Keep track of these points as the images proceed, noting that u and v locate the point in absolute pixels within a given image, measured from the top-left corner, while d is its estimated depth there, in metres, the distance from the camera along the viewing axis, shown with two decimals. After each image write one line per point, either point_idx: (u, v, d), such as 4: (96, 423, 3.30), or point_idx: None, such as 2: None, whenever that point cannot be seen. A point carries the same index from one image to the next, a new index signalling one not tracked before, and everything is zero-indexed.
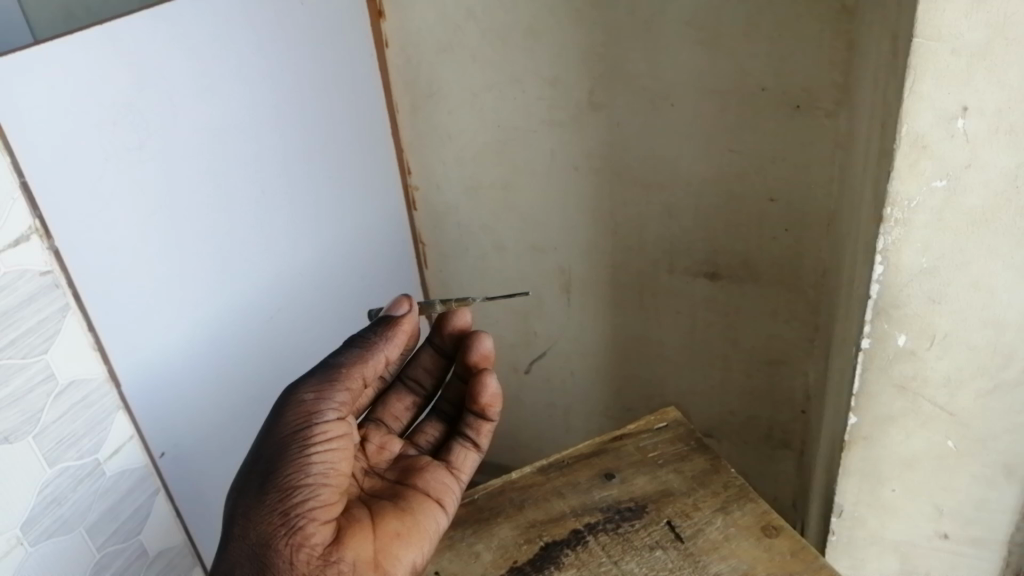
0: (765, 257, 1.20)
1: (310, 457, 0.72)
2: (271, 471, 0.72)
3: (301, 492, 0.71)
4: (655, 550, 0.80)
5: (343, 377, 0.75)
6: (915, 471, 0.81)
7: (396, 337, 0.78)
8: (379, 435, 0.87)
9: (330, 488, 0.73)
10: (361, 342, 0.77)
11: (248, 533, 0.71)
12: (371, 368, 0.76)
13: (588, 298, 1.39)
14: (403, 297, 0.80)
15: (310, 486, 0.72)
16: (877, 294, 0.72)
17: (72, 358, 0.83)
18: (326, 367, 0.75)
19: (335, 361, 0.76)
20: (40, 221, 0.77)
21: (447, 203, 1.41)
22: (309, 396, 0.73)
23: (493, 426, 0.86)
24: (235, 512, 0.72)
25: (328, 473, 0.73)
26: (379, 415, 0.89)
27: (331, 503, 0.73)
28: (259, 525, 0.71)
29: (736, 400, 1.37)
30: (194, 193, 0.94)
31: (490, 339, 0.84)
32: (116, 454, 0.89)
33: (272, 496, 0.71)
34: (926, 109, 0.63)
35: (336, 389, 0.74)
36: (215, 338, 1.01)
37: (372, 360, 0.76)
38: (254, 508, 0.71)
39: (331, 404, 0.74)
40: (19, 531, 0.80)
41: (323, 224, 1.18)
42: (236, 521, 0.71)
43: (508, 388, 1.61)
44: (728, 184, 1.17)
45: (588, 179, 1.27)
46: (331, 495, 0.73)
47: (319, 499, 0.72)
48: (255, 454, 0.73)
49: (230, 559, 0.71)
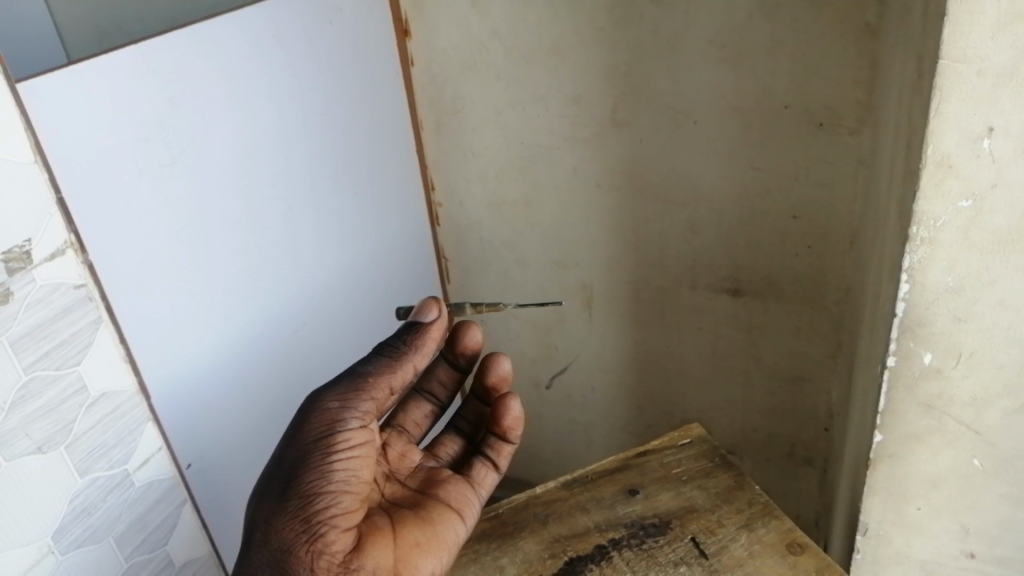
0: (788, 274, 1.21)
1: (333, 464, 0.73)
2: (293, 477, 0.72)
3: (322, 499, 0.72)
4: (679, 566, 0.80)
5: (369, 387, 0.76)
6: (940, 490, 0.81)
7: (425, 346, 0.79)
8: (400, 442, 0.87)
9: (352, 495, 0.74)
10: (389, 351, 0.78)
11: (270, 539, 0.71)
12: (399, 378, 0.77)
13: (610, 313, 1.40)
14: (432, 301, 0.80)
15: (332, 493, 0.72)
16: (903, 313, 0.72)
17: (104, 369, 0.83)
18: (352, 376, 0.76)
19: (362, 370, 0.77)
20: (75, 235, 0.78)
21: (469, 217, 1.43)
22: (334, 404, 0.74)
23: (513, 448, 0.88)
24: (257, 518, 0.72)
25: (350, 481, 0.74)
26: (399, 422, 0.89)
27: (352, 511, 0.74)
28: (281, 532, 0.71)
29: (758, 416, 1.37)
30: (225, 208, 0.96)
31: (508, 362, 0.87)
32: (144, 465, 0.90)
33: (294, 502, 0.72)
34: (953, 130, 0.64)
35: (362, 398, 0.75)
36: (240, 350, 1.02)
37: (400, 370, 0.77)
38: (275, 514, 0.72)
39: (355, 413, 0.75)
40: (50, 540, 0.80)
41: (347, 239, 1.19)
42: (258, 527, 0.72)
43: (529, 404, 1.61)
44: (751, 201, 1.17)
45: (610, 195, 1.28)
46: (352, 503, 0.74)
47: (340, 507, 0.73)
48: (278, 460, 0.74)
49: (251, 564, 0.71)
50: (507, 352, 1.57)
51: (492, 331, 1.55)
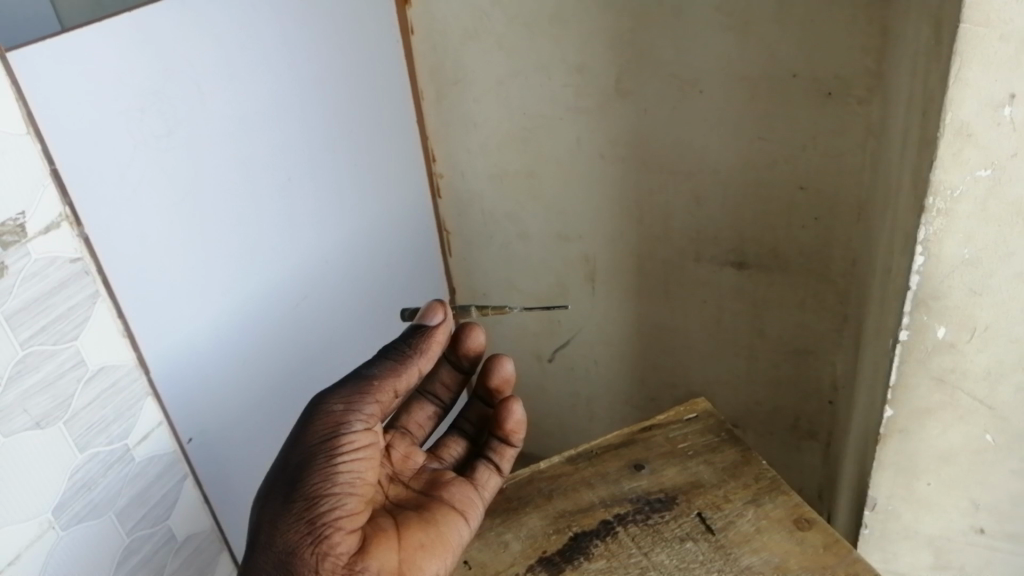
0: (794, 246, 1.19)
1: (337, 466, 0.72)
2: (298, 479, 0.71)
3: (327, 501, 0.71)
4: (685, 542, 0.79)
5: (374, 389, 0.74)
6: (951, 466, 0.79)
7: (430, 349, 0.78)
8: (404, 443, 0.85)
9: (356, 497, 0.73)
10: (394, 354, 0.77)
11: (274, 541, 0.70)
12: (404, 381, 0.76)
13: (613, 286, 1.39)
14: (437, 303, 0.79)
15: (336, 495, 0.71)
16: (917, 286, 0.70)
17: (102, 344, 0.83)
18: (357, 378, 0.75)
19: (367, 372, 0.75)
20: (70, 208, 0.77)
21: (471, 190, 1.41)
22: (339, 406, 0.73)
23: (516, 451, 0.85)
24: (262, 520, 0.71)
25: (354, 483, 0.73)
26: (401, 423, 0.87)
27: (356, 513, 0.73)
28: (285, 534, 0.70)
29: (762, 388, 1.37)
30: (224, 183, 0.94)
31: (512, 365, 0.85)
32: (144, 440, 0.90)
33: (299, 503, 0.70)
34: (972, 98, 0.61)
35: (367, 400, 0.74)
36: (241, 325, 1.01)
37: (405, 373, 0.76)
38: (280, 516, 0.70)
39: (360, 415, 0.73)
40: (51, 515, 0.80)
41: (347, 211, 1.18)
42: (262, 529, 0.71)
43: (531, 377, 1.61)
44: (757, 171, 1.15)
45: (614, 167, 1.25)
46: (357, 505, 0.73)
47: (344, 509, 0.71)
48: (282, 462, 0.73)
49: (256, 565, 0.70)
50: (509, 326, 1.55)
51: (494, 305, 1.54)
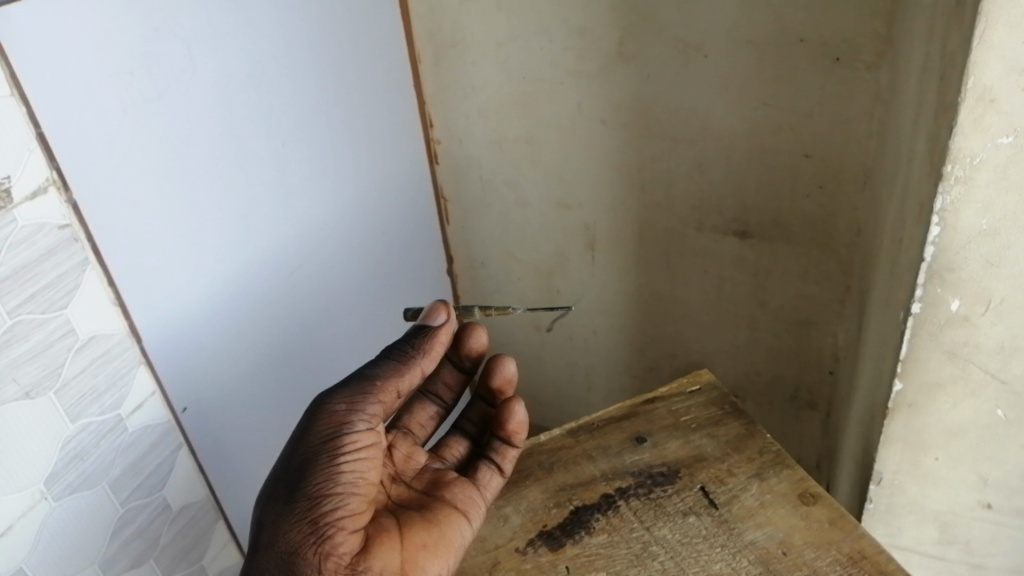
0: (797, 215, 1.17)
1: (339, 465, 0.70)
2: (300, 478, 0.69)
3: (330, 500, 0.69)
4: (688, 516, 0.77)
5: (376, 389, 0.72)
6: (961, 440, 0.78)
7: (433, 350, 0.76)
8: (406, 443, 0.82)
9: (359, 497, 0.70)
10: (398, 354, 0.76)
11: (276, 541, 0.68)
12: (406, 381, 0.74)
13: (613, 255, 1.37)
14: (441, 304, 0.78)
15: (339, 495, 0.69)
16: (932, 257, 0.68)
17: (93, 312, 0.81)
18: (359, 379, 0.73)
19: (370, 372, 0.74)
20: (57, 172, 0.75)
21: (469, 156, 1.37)
22: (342, 406, 0.71)
23: (518, 452, 0.82)
24: (264, 519, 0.69)
25: (357, 482, 0.71)
26: (404, 423, 0.85)
27: (359, 513, 0.70)
28: (287, 534, 0.68)
29: (764, 358, 1.35)
30: (217, 148, 0.92)
31: (514, 364, 0.82)
32: (137, 410, 0.88)
33: (301, 503, 0.68)
34: (996, 61, 0.59)
35: (370, 400, 0.72)
36: (236, 294, 0.99)
37: (408, 374, 0.74)
38: (282, 516, 0.68)
39: (363, 415, 0.71)
40: (43, 486, 0.79)
41: (343, 178, 1.15)
42: (264, 529, 0.68)
43: (529, 346, 1.59)
44: (762, 138, 1.13)
45: (616, 133, 1.23)
46: (360, 505, 0.71)
47: (347, 509, 0.69)
48: (285, 462, 0.71)
49: (258, 566, 0.68)
50: (507, 296, 1.53)
51: (492, 274, 1.52)
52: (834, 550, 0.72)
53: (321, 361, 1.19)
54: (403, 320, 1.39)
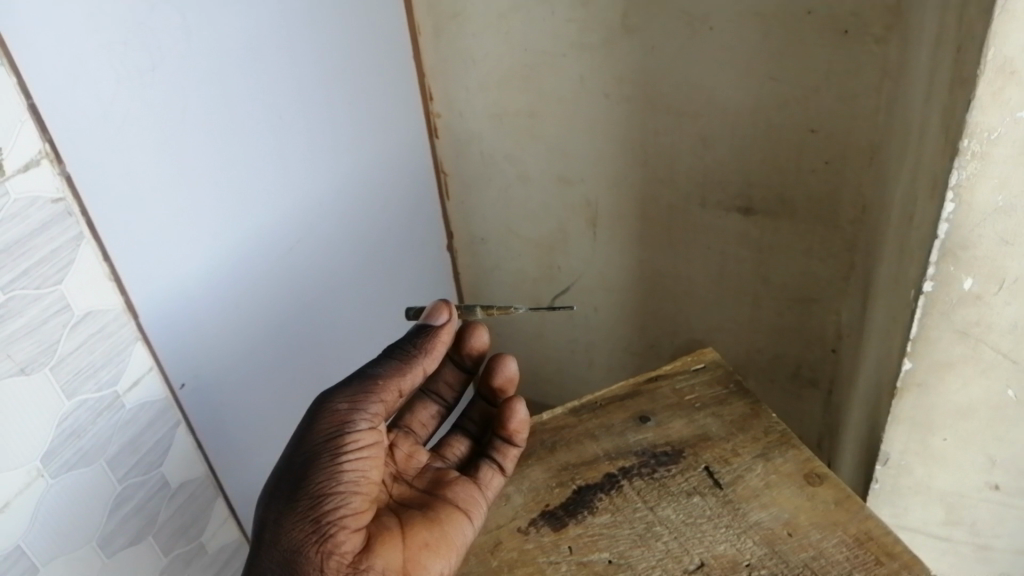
0: (803, 191, 1.16)
1: (342, 464, 0.68)
2: (302, 477, 0.68)
3: (332, 499, 0.67)
4: (692, 496, 0.76)
5: (378, 389, 0.71)
6: (970, 421, 0.76)
7: (435, 349, 0.75)
8: (407, 442, 0.81)
9: (361, 496, 0.69)
10: (400, 353, 0.74)
11: (279, 540, 0.67)
12: (409, 380, 0.73)
13: (616, 231, 1.35)
14: (443, 303, 0.77)
15: (341, 494, 0.68)
16: (945, 235, 0.66)
17: (89, 288, 0.80)
18: (362, 378, 0.72)
19: (372, 371, 0.72)
20: (50, 144, 0.73)
21: (469, 131, 1.35)
22: (344, 405, 0.70)
23: (519, 451, 0.80)
24: (267, 518, 0.68)
25: (359, 482, 0.69)
26: (405, 422, 0.84)
27: (362, 512, 0.69)
28: (290, 533, 0.66)
29: (766, 336, 1.35)
30: (214, 122, 0.90)
31: (515, 363, 0.81)
32: (135, 387, 0.87)
33: (303, 502, 0.67)
34: (1017, 32, 0.57)
35: (372, 400, 0.70)
36: (233, 269, 0.97)
37: (410, 373, 0.73)
38: (284, 515, 0.67)
39: (365, 414, 0.70)
40: (39, 464, 0.78)
41: (342, 151, 1.13)
42: (267, 527, 0.67)
43: (529, 323, 1.58)
44: (767, 113, 1.11)
45: (620, 107, 1.21)
46: (362, 504, 0.69)
47: (350, 508, 0.68)
48: (287, 461, 0.69)
49: (260, 565, 0.67)
50: (508, 272, 1.52)
51: (493, 250, 1.50)
52: (840, 531, 0.71)
53: (321, 338, 1.17)
54: (402, 296, 1.38)
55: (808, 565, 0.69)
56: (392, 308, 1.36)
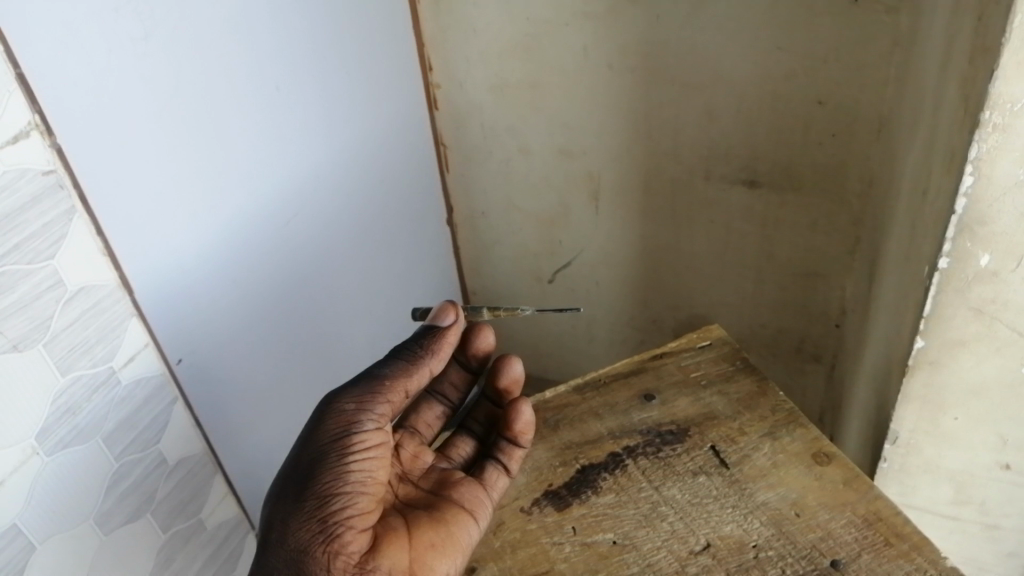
0: (809, 164, 1.14)
1: (349, 464, 0.66)
2: (309, 477, 0.65)
3: (339, 499, 0.64)
4: (698, 476, 0.75)
5: (386, 389, 0.69)
6: (982, 400, 0.75)
7: (442, 350, 0.73)
8: (412, 443, 0.78)
9: (368, 496, 0.66)
10: (407, 353, 0.72)
11: (285, 540, 0.64)
12: (416, 381, 0.71)
13: (619, 205, 1.33)
14: (449, 305, 0.76)
15: (347, 494, 0.65)
16: (963, 210, 0.64)
17: (82, 264, 0.78)
18: (368, 378, 0.69)
19: (378, 372, 0.70)
20: (40, 115, 0.71)
21: (470, 102, 1.32)
22: (350, 405, 0.67)
23: (524, 452, 0.77)
24: (272, 517, 0.65)
25: (366, 482, 0.67)
26: (410, 422, 0.81)
27: (369, 513, 0.66)
28: (296, 532, 0.64)
29: (770, 311, 1.33)
30: (208, 93, 0.87)
31: (521, 365, 0.78)
32: (130, 362, 0.86)
33: (310, 501, 0.64)
34: None
35: (379, 400, 0.68)
36: (229, 244, 0.95)
37: (417, 373, 0.71)
38: (290, 514, 0.64)
39: (372, 414, 0.68)
40: (34, 442, 0.77)
41: (339, 123, 1.11)
42: (273, 527, 0.64)
43: (530, 298, 1.57)
44: (774, 84, 1.09)
45: (624, 79, 1.18)
46: (369, 504, 0.66)
47: (357, 508, 0.65)
48: (293, 460, 0.67)
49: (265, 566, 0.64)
50: (509, 247, 1.50)
51: (493, 225, 1.48)
52: (848, 511, 0.70)
53: (319, 314, 1.16)
54: (401, 271, 1.36)
55: (816, 546, 0.68)
56: (392, 282, 1.34)
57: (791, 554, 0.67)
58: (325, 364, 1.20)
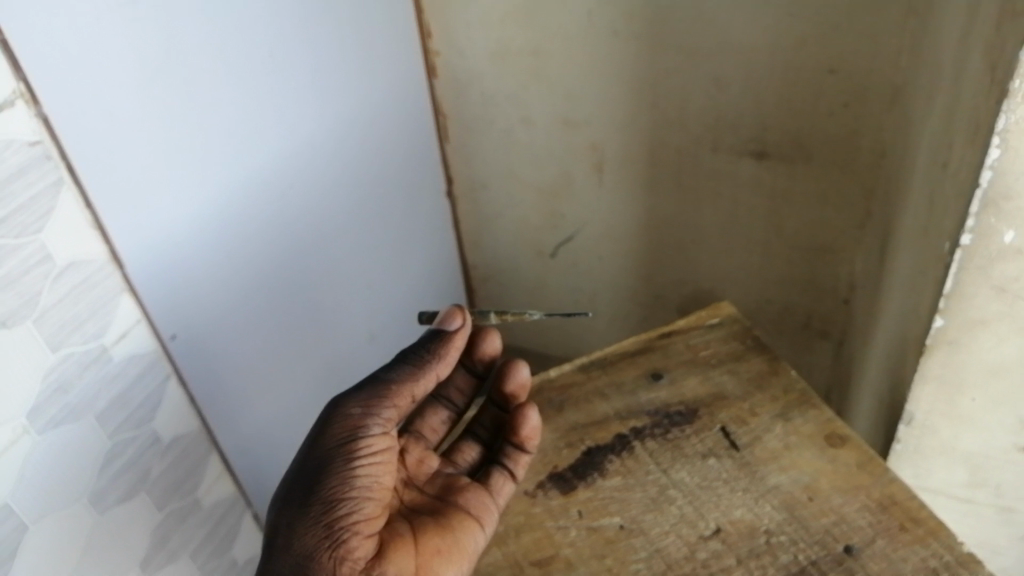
0: (818, 135, 1.11)
1: (354, 470, 0.64)
2: (315, 481, 0.64)
3: (345, 505, 0.63)
4: (707, 458, 0.73)
5: (392, 394, 0.67)
6: (1002, 381, 0.73)
7: (449, 355, 0.70)
8: (418, 447, 0.76)
9: (374, 502, 0.65)
10: (413, 357, 0.70)
11: (290, 545, 0.62)
12: (422, 387, 0.69)
13: (622, 177, 1.30)
14: (456, 309, 0.72)
15: (353, 499, 0.64)
16: (988, 183, 0.62)
17: (70, 237, 0.75)
18: (374, 382, 0.68)
19: (384, 376, 0.68)
20: (24, 83, 0.68)
21: (470, 70, 1.29)
22: (357, 410, 0.66)
23: (530, 457, 0.73)
24: (278, 522, 0.63)
25: (372, 487, 0.65)
26: (415, 427, 0.78)
27: (374, 518, 0.65)
28: (302, 538, 0.62)
29: (776, 287, 1.31)
30: (198, 61, 0.84)
31: (528, 370, 0.75)
32: (123, 339, 0.83)
33: (315, 505, 0.63)
34: None
35: (385, 404, 0.66)
36: (224, 218, 0.93)
37: (424, 379, 0.69)
38: (296, 520, 0.63)
39: (377, 420, 0.66)
40: (24, 421, 0.74)
41: (334, 93, 1.07)
42: (279, 532, 0.63)
43: (531, 272, 1.54)
44: (784, 52, 1.05)
45: (629, 47, 1.14)
46: (375, 509, 0.65)
47: (363, 513, 0.64)
48: (298, 464, 0.65)
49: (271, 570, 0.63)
50: (510, 219, 1.47)
51: (494, 197, 1.45)
52: (862, 496, 0.68)
53: (318, 289, 1.13)
54: (400, 245, 1.33)
55: (829, 531, 0.66)
56: (391, 256, 1.32)
57: (804, 540, 0.66)
58: (324, 341, 1.18)
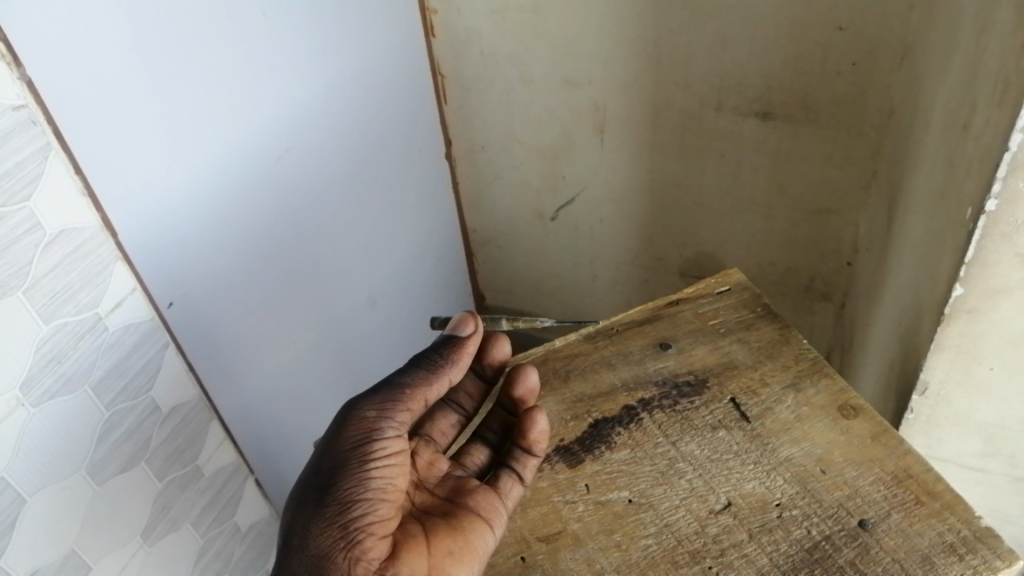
0: (827, 94, 1.07)
1: (370, 470, 0.62)
2: (330, 482, 0.61)
3: (360, 505, 0.60)
4: (717, 431, 0.72)
5: (407, 396, 0.65)
6: (1019, 351, 0.71)
7: (462, 360, 0.69)
8: (428, 450, 0.73)
9: (389, 503, 0.62)
10: (427, 361, 0.68)
11: (305, 547, 0.60)
12: (437, 390, 0.67)
13: (625, 139, 1.27)
14: (468, 314, 0.71)
15: (368, 500, 0.61)
16: (1017, 147, 0.59)
17: (60, 202, 0.72)
18: (390, 385, 0.66)
19: (399, 379, 0.66)
20: (5, 44, 0.65)
21: (469, 28, 1.25)
22: (372, 412, 0.64)
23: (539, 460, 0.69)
24: (293, 524, 0.61)
25: (387, 488, 0.62)
26: (425, 431, 0.75)
27: (390, 519, 0.62)
28: (317, 539, 0.60)
29: (780, 252, 1.29)
30: (185, 19, 0.80)
31: (537, 376, 0.72)
32: (117, 308, 0.81)
33: (331, 505, 0.60)
34: None
35: (400, 407, 0.64)
36: (217, 183, 0.90)
37: (440, 382, 0.67)
38: (310, 520, 0.60)
39: (392, 422, 0.64)
40: (18, 392, 0.72)
41: (328, 53, 1.04)
42: (293, 533, 0.60)
43: (533, 236, 1.52)
44: (793, 8, 1.01)
45: (632, 3, 1.10)
46: (391, 511, 0.62)
47: (378, 514, 0.61)
48: (313, 466, 0.63)
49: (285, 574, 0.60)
50: (511, 182, 1.44)
51: (494, 160, 1.42)
52: (877, 468, 0.67)
53: (316, 256, 1.11)
54: (399, 208, 1.31)
55: (843, 505, 0.64)
56: (391, 221, 1.29)
57: (817, 514, 0.64)
58: (324, 309, 1.16)
